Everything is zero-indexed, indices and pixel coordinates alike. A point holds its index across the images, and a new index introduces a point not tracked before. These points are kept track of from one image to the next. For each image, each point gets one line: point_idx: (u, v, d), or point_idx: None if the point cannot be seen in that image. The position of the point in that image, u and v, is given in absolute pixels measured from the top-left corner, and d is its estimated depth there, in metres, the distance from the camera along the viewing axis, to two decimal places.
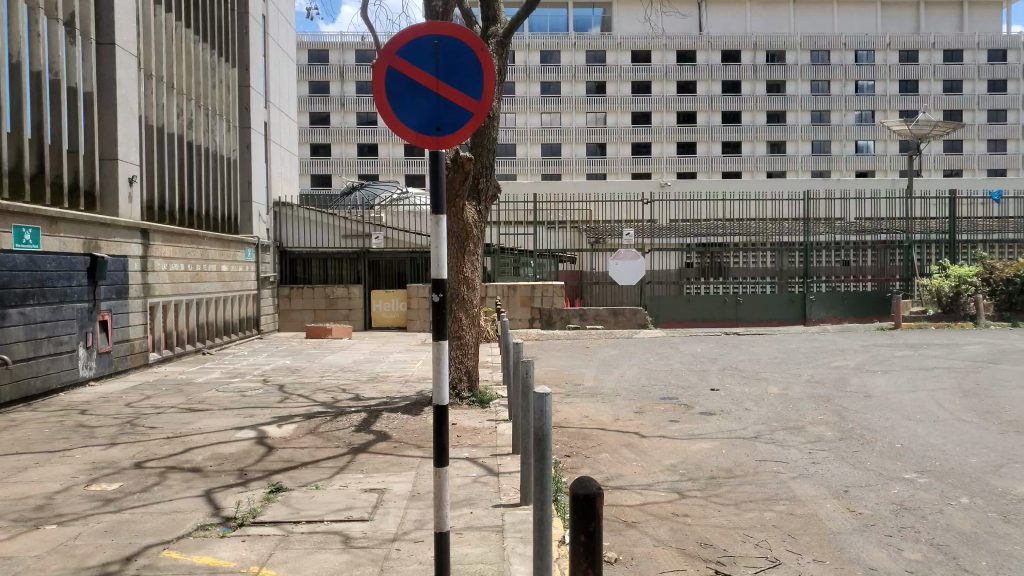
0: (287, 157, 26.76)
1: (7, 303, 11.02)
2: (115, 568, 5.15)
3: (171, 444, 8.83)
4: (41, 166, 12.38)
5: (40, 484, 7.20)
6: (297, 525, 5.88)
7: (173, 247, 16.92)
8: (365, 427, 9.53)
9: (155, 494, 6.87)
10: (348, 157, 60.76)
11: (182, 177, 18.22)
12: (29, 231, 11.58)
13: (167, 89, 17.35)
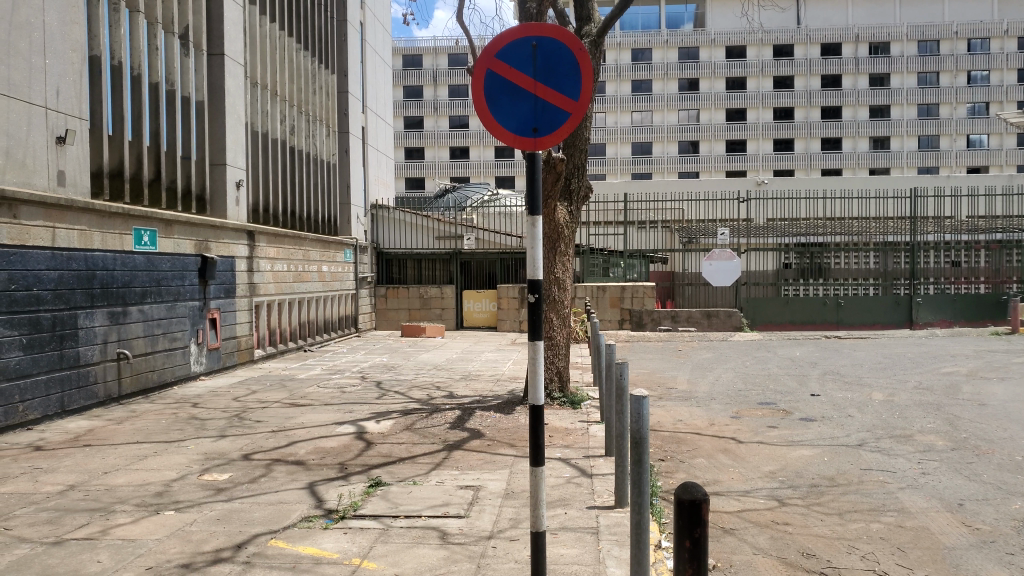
0: (383, 160, 27.47)
1: (129, 301, 11.75)
2: (228, 554, 5.42)
3: (276, 437, 9.21)
4: (158, 172, 13.13)
5: (158, 472, 7.64)
6: (396, 519, 6.04)
7: (276, 248, 17.62)
8: (459, 424, 9.68)
9: (263, 485, 7.19)
10: (441, 160, 61.89)
11: (285, 181, 18.97)
12: (148, 233, 12.31)
13: (271, 97, 18.11)
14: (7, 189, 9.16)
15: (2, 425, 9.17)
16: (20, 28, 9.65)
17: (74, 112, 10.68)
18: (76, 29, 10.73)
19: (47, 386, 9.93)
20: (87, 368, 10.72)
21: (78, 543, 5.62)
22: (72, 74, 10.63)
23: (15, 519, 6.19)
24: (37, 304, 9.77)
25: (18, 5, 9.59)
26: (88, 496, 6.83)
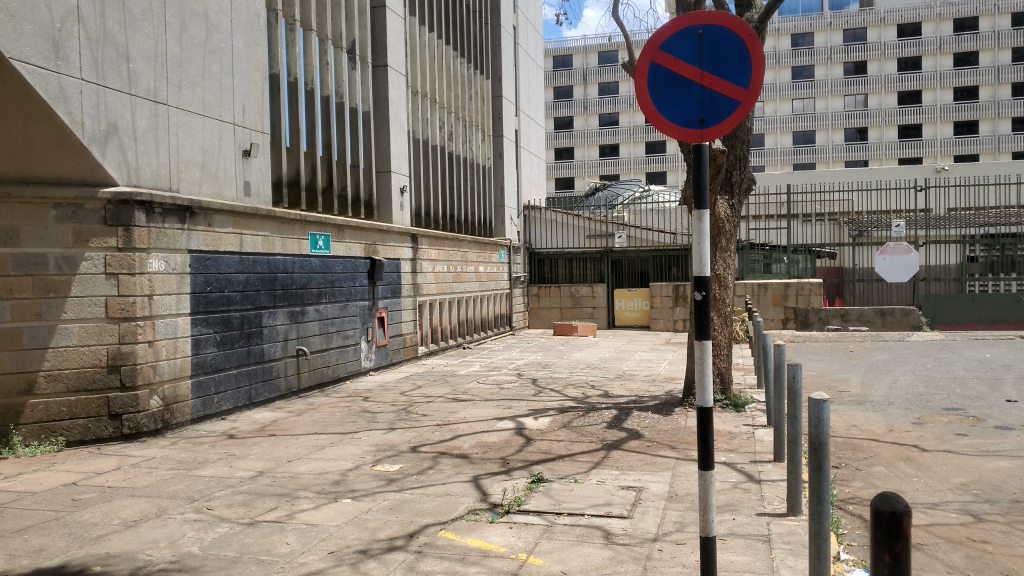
0: (536, 161, 27.80)
1: (306, 301, 12.59)
2: (401, 543, 5.68)
3: (441, 431, 9.55)
4: (329, 180, 13.96)
5: (335, 461, 8.14)
6: (560, 517, 6.08)
7: (437, 250, 18.28)
8: (618, 424, 9.61)
9: (430, 477, 7.48)
10: (591, 158, 61.81)
11: (444, 185, 19.64)
12: (322, 238, 13.14)
13: (431, 104, 18.80)
14: (203, 200, 10.09)
15: (200, 414, 10.12)
16: (213, 52, 10.59)
17: (257, 127, 11.58)
18: (258, 50, 11.60)
19: (237, 378, 10.85)
20: (271, 363, 11.60)
21: (269, 525, 6.10)
22: (255, 92, 11.51)
23: (215, 500, 6.80)
24: (229, 304, 10.69)
25: (211, 32, 10.52)
26: (275, 482, 7.39)
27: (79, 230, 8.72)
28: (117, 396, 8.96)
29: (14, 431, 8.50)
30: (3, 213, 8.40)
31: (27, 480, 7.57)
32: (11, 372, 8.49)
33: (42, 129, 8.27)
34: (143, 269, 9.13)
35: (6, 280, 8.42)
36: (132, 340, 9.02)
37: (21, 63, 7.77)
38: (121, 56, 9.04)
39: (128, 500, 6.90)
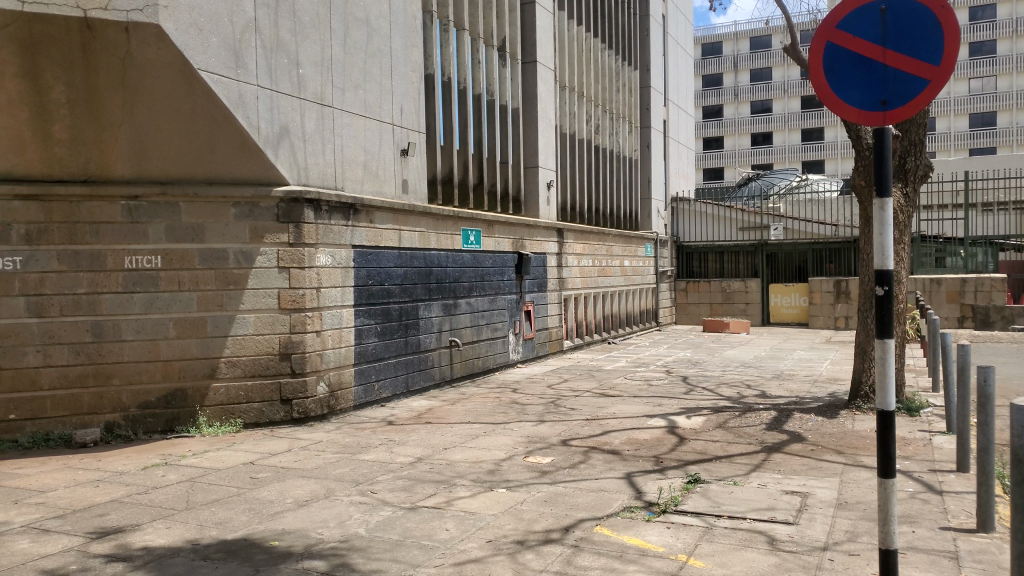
0: (685, 152, 27.09)
1: (458, 294, 12.91)
2: (557, 536, 5.68)
3: (591, 425, 9.50)
4: (480, 176, 14.21)
5: (488, 451, 8.28)
6: (720, 519, 5.87)
7: (583, 245, 18.24)
8: (777, 426, 9.18)
9: (583, 471, 7.45)
10: (742, 148, 59.60)
11: (591, 179, 19.55)
12: (473, 233, 13.43)
13: (579, 98, 18.75)
14: (365, 198, 10.56)
15: (362, 401, 10.63)
16: (373, 55, 11.04)
17: (414, 127, 11.98)
18: (415, 51, 11.99)
19: (395, 367, 11.30)
20: (426, 354, 12.00)
21: (429, 511, 6.29)
22: (411, 92, 11.91)
23: (378, 484, 7.10)
24: (388, 297, 11.14)
25: (372, 36, 10.97)
26: (433, 468, 7.62)
27: (255, 227, 9.35)
28: (288, 381, 9.57)
29: (200, 412, 9.24)
30: (192, 212, 9.10)
31: (212, 457, 8.23)
32: (198, 358, 9.22)
33: (222, 133, 8.89)
34: (312, 263, 9.68)
35: (193, 273, 9.14)
36: (301, 330, 9.61)
37: (206, 73, 8.48)
38: (292, 62, 9.63)
39: (299, 480, 7.34)
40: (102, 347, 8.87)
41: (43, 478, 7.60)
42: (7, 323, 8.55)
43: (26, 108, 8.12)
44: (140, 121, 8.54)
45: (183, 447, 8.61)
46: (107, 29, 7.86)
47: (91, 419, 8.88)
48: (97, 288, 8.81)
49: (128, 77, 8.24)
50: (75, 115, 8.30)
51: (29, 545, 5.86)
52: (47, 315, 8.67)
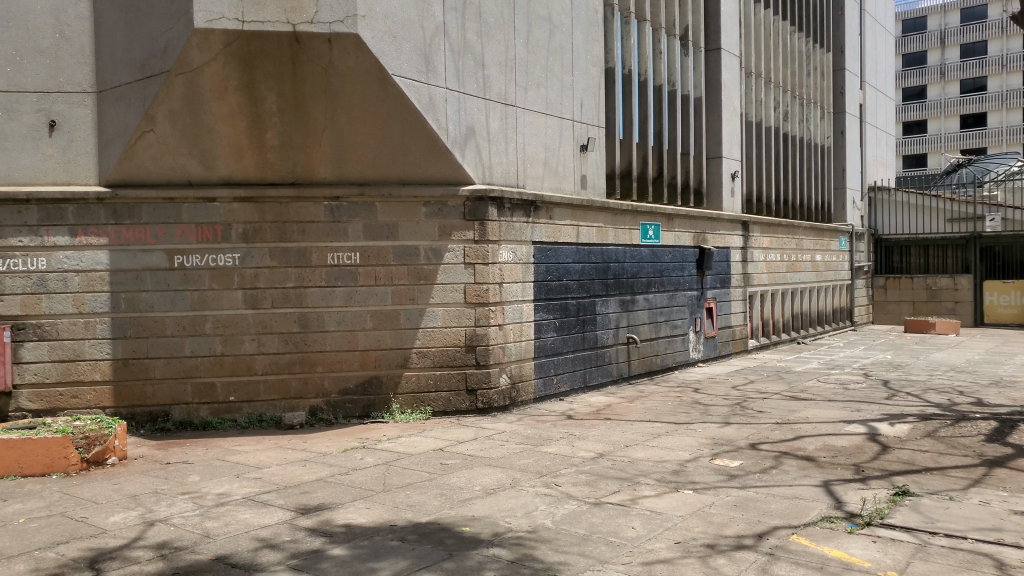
0: (884, 138, 25.08)
1: (637, 290, 12.74)
2: (751, 542, 5.44)
3: (782, 429, 9.04)
4: (660, 169, 13.92)
5: (673, 451, 8.10)
6: (935, 537, 5.37)
7: (769, 238, 17.40)
8: (999, 438, 8.27)
9: (775, 477, 7.09)
10: (949, 132, 54.42)
11: (778, 169, 18.61)
12: (653, 227, 13.21)
13: (766, 84, 17.89)
14: (546, 195, 10.68)
15: (542, 394, 10.78)
16: (555, 52, 11.13)
17: (594, 121, 11.96)
18: (596, 45, 11.94)
19: (574, 362, 11.36)
20: (604, 350, 11.95)
21: (614, 507, 6.26)
22: (592, 87, 11.89)
23: (562, 477, 7.15)
24: (567, 292, 11.21)
25: (554, 32, 11.06)
26: (616, 465, 7.56)
27: (444, 225, 9.73)
28: (473, 372, 9.89)
29: (393, 399, 9.76)
30: (386, 211, 9.60)
31: (404, 442, 8.67)
32: (391, 348, 9.73)
33: (414, 135, 9.33)
34: (495, 259, 9.94)
35: (387, 269, 9.66)
36: (485, 323, 9.89)
37: (400, 77, 8.98)
38: (478, 63, 9.93)
39: (486, 469, 7.56)
40: (307, 337, 9.59)
41: (259, 455, 8.35)
42: (228, 314, 9.44)
43: (244, 119, 8.92)
44: (341, 126, 9.12)
45: (378, 432, 9.13)
46: (313, 41, 8.53)
47: (298, 403, 9.62)
48: (303, 283, 9.53)
49: (331, 85, 8.85)
50: (285, 123, 9.00)
51: (251, 518, 6.47)
52: (260, 306, 9.48)
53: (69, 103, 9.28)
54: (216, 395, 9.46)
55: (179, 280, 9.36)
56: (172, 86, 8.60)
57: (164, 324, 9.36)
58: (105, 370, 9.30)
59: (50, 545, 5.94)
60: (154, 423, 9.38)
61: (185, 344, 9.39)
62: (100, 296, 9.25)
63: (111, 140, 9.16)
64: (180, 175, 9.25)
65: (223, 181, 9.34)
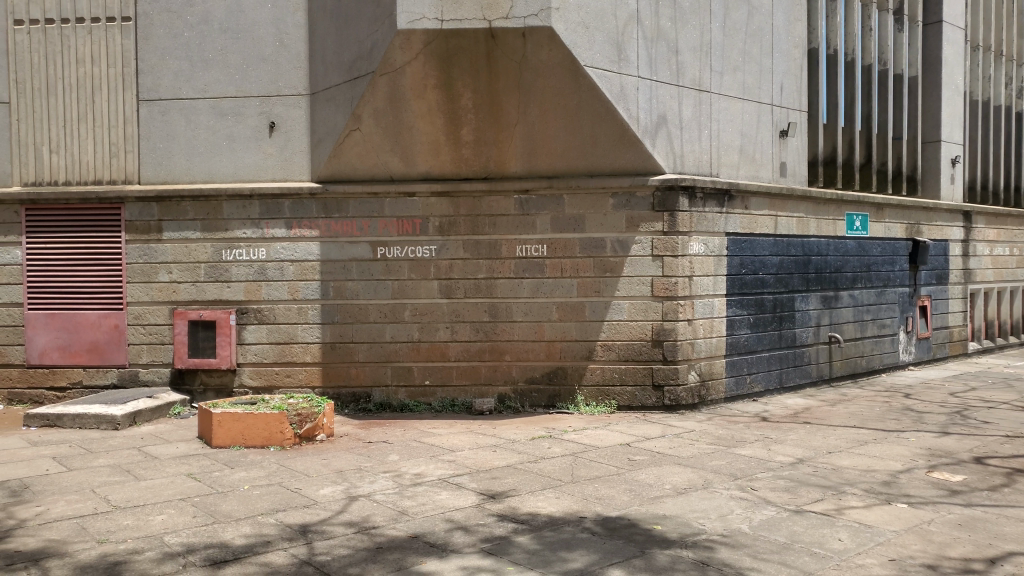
0: None
1: (840, 286, 11.89)
2: (980, 567, 4.90)
3: (1013, 443, 8.06)
4: (868, 155, 12.90)
5: (883, 460, 7.47)
6: None
7: (996, 230, 15.61)
8: None
9: (1008, 496, 6.33)
10: None
11: (1007, 153, 16.65)
12: (860, 218, 12.29)
13: (995, 58, 16.04)
14: (741, 183, 10.22)
15: (734, 393, 10.35)
16: (753, 34, 10.61)
17: (795, 106, 11.29)
18: (798, 25, 11.25)
19: (769, 361, 10.81)
20: (802, 349, 11.26)
21: (818, 516, 5.87)
22: (793, 70, 11.22)
23: (758, 481, 6.82)
24: (762, 287, 10.68)
25: (753, 14, 10.55)
26: (818, 472, 7.10)
27: (632, 216, 9.58)
28: (660, 367, 9.67)
29: (579, 391, 9.77)
30: (575, 204, 9.63)
31: (591, 435, 8.65)
32: (577, 340, 9.75)
33: (604, 127, 9.27)
34: (685, 251, 9.65)
35: (575, 261, 9.68)
36: (674, 318, 9.63)
37: (592, 68, 8.95)
38: (671, 50, 9.68)
39: (676, 467, 7.37)
40: (497, 327, 9.83)
41: (452, 439, 8.67)
42: (423, 302, 9.89)
43: (442, 115, 9.27)
44: (532, 119, 9.25)
45: (564, 423, 9.19)
46: (508, 36, 8.69)
47: (487, 390, 9.89)
48: (493, 274, 9.79)
49: (524, 79, 8.99)
50: (479, 118, 9.27)
51: (446, 500, 6.73)
52: (454, 296, 9.85)
53: (286, 105, 10.05)
54: (413, 379, 9.94)
55: (381, 270, 9.92)
56: (377, 86, 9.08)
57: (367, 311, 9.96)
58: (315, 353, 10.05)
59: (271, 511, 6.52)
60: (357, 403, 10.01)
61: (386, 330, 9.95)
62: (312, 284, 10.01)
63: (322, 139, 9.84)
64: (382, 171, 9.78)
65: (421, 176, 9.77)
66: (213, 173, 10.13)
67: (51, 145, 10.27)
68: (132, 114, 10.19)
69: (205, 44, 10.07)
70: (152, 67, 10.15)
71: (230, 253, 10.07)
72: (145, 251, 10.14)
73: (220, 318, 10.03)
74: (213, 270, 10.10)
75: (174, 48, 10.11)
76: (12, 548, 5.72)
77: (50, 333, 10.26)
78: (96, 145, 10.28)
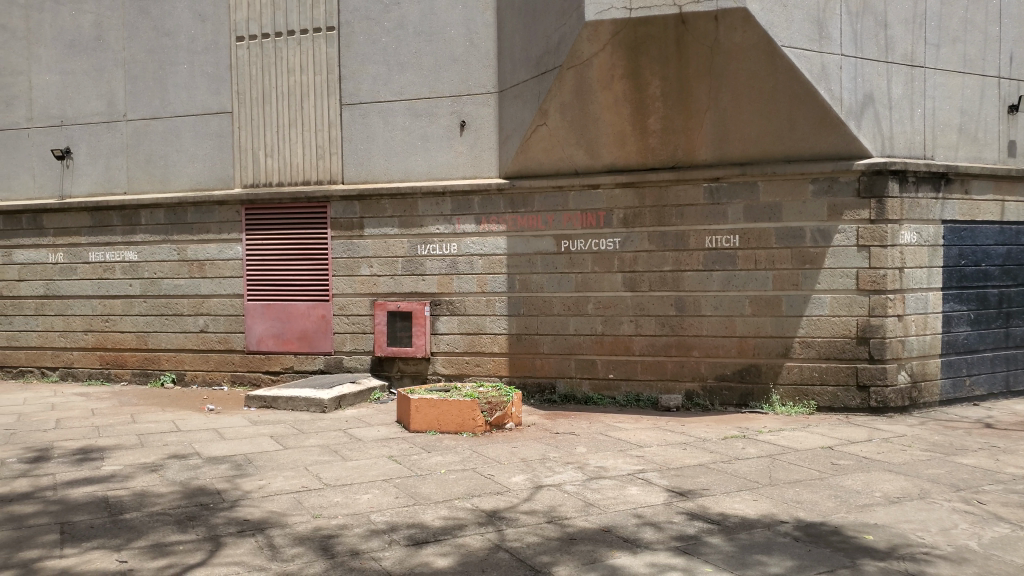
0: None
1: None
2: None
3: None
4: None
5: None
6: None
7: None
8: None
9: None
10: None
11: None
12: None
13: None
14: (961, 166, 9.30)
15: (951, 397, 9.45)
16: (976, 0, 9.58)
17: None
18: None
19: (993, 362, 9.75)
20: None
21: None
22: None
23: (986, 494, 6.15)
24: (985, 280, 9.68)
25: None
26: None
27: (834, 204, 8.99)
28: (865, 367, 9.01)
29: (774, 390, 9.32)
30: (769, 191, 9.18)
31: (789, 436, 8.22)
32: (772, 336, 9.29)
33: (803, 109, 8.74)
34: (895, 241, 8.93)
35: (769, 252, 9.23)
36: (882, 313, 8.94)
37: (790, 49, 8.47)
38: (879, 24, 8.96)
39: (887, 474, 6.82)
40: (684, 321, 9.58)
41: (641, 434, 8.55)
42: (608, 296, 9.83)
43: (629, 106, 9.16)
44: (724, 104, 8.92)
45: (758, 423, 8.81)
46: (699, 21, 8.40)
47: (673, 386, 9.66)
48: (681, 266, 9.54)
49: (715, 63, 8.67)
50: (667, 107, 9.05)
51: (636, 494, 6.63)
52: (639, 289, 9.71)
53: (476, 104, 10.34)
54: (597, 372, 9.91)
55: (565, 263, 9.97)
56: (564, 79, 9.11)
57: (551, 304, 10.05)
58: (502, 344, 10.29)
59: (467, 496, 6.74)
60: (543, 394, 10.14)
61: (570, 323, 9.99)
62: (499, 277, 10.25)
63: (510, 135, 10.02)
64: (568, 165, 9.83)
65: (607, 168, 9.71)
66: (407, 171, 10.63)
67: (266, 149, 11.18)
68: (336, 119, 10.90)
69: (401, 48, 10.60)
70: (354, 73, 10.82)
71: (424, 248, 10.54)
72: (348, 247, 10.84)
73: (416, 309, 10.49)
74: (408, 264, 10.61)
75: (373, 54, 10.72)
76: (240, 516, 6.29)
77: (266, 321, 11.21)
78: (305, 149, 11.06)
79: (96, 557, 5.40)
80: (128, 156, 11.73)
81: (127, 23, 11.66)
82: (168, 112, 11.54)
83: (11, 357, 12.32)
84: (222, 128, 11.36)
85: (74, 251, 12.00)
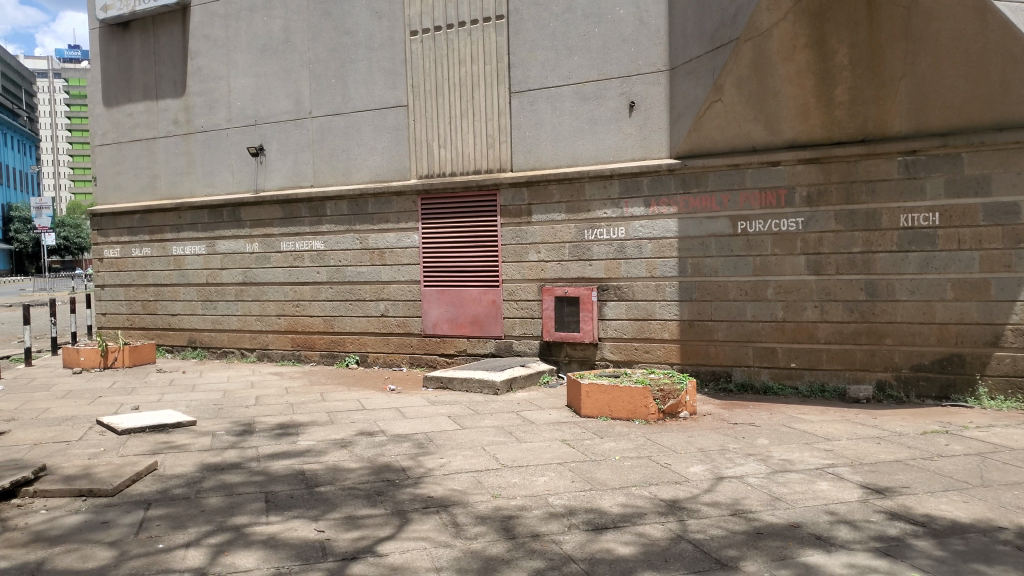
0: None
1: None
2: None
3: None
4: None
5: None
6: None
7: None
8: None
9: None
10: None
11: None
12: None
13: None
14: None
15: None
16: None
17: None
18: None
19: None
20: None
21: None
22: None
23: None
24: None
25: None
26: None
27: None
28: None
29: (980, 381, 8.52)
30: (976, 163, 8.40)
31: (1001, 433, 7.44)
32: (979, 323, 8.50)
33: (1019, 71, 7.83)
34: None
35: (975, 231, 8.45)
36: None
37: (1006, 3, 7.46)
38: None
39: None
40: (876, 306, 8.92)
41: (827, 427, 8.04)
42: (790, 280, 9.31)
43: (812, 77, 8.64)
44: (922, 70, 8.20)
45: (963, 417, 8.03)
46: None
47: (864, 375, 9.03)
48: (872, 247, 8.90)
49: (913, 25, 7.96)
50: (857, 75, 8.47)
51: (827, 490, 6.23)
52: (824, 272, 9.14)
53: (646, 83, 10.09)
54: (777, 361, 9.43)
55: (742, 246, 9.54)
56: (742, 53, 8.63)
57: (727, 288, 9.66)
58: (673, 330, 10.02)
59: (644, 483, 6.62)
60: (717, 382, 9.78)
61: (747, 308, 9.56)
62: (670, 262, 9.98)
63: (682, 114, 9.65)
64: (745, 142, 9.38)
65: (788, 144, 9.19)
66: (576, 155, 10.57)
67: (440, 140, 11.50)
68: (506, 106, 11.02)
69: (570, 31, 10.55)
70: (523, 60, 10.90)
71: (592, 233, 10.45)
72: (517, 233, 10.96)
73: (583, 294, 10.44)
74: (576, 249, 10.57)
75: (542, 39, 10.74)
76: (424, 493, 6.52)
77: (441, 306, 11.59)
78: (475, 137, 11.27)
79: (297, 526, 5.77)
80: (313, 151, 12.48)
81: (311, 25, 12.38)
82: (349, 108, 12.16)
83: (215, 339, 13.51)
84: (398, 121, 11.81)
85: (267, 241, 12.94)
